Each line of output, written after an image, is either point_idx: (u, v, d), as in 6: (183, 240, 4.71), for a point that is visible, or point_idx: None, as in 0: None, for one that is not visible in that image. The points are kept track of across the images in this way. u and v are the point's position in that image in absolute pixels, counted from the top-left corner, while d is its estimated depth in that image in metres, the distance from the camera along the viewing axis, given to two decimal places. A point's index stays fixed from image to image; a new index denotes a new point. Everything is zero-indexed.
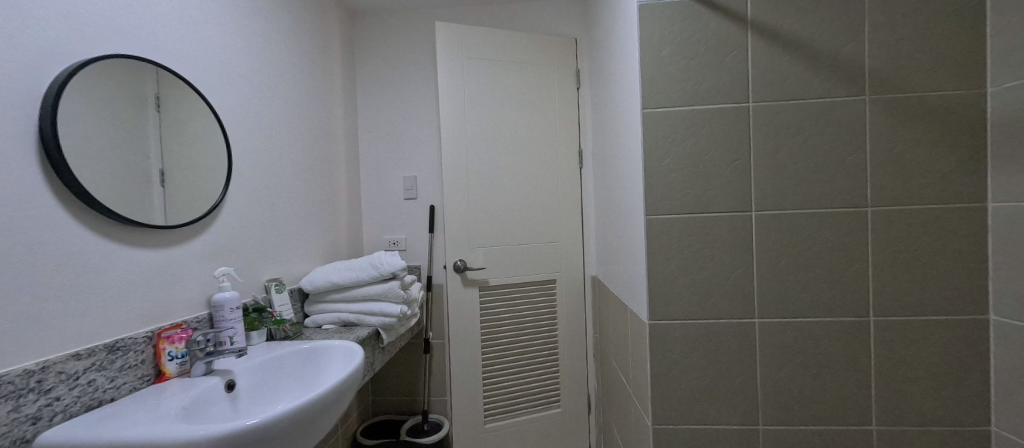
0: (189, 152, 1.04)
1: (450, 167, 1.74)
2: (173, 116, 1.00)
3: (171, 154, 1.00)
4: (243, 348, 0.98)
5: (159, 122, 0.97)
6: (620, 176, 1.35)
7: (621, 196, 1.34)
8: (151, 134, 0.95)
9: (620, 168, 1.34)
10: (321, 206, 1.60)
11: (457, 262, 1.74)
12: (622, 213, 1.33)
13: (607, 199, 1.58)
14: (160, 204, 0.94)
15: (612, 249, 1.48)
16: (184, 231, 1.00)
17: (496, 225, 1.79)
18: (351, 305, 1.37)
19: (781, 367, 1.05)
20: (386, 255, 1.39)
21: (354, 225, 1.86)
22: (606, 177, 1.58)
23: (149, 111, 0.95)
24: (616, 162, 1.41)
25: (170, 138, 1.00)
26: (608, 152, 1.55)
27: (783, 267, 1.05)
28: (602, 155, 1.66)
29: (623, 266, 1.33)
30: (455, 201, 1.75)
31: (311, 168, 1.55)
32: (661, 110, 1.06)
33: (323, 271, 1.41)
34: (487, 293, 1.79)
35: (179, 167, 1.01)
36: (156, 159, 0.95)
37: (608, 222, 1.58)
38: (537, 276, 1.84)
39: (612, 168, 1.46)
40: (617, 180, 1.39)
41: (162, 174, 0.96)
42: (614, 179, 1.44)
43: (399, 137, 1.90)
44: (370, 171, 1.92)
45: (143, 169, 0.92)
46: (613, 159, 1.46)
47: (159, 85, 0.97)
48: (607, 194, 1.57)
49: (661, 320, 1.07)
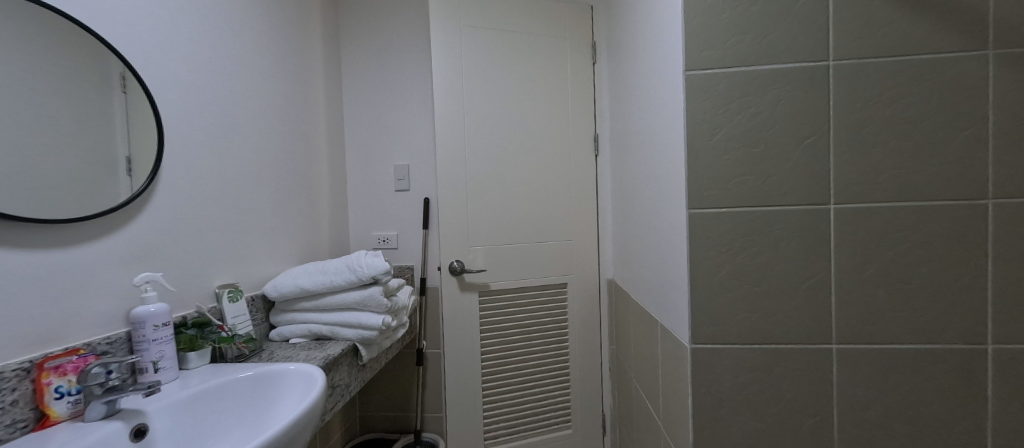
0: (95, 122, 0.81)
1: (445, 155, 1.51)
2: (64, 74, 0.77)
3: (65, 124, 0.76)
4: (158, 382, 0.73)
5: (38, 83, 0.73)
6: (642, 164, 1.11)
7: (642, 186, 1.11)
8: (26, 98, 0.71)
9: (642, 153, 1.11)
10: (297, 197, 1.38)
11: (453, 262, 1.52)
12: (644, 207, 1.10)
13: (628, 193, 1.33)
14: (42, 191, 0.71)
15: (634, 251, 1.26)
16: (82, 228, 0.77)
17: (499, 222, 1.56)
18: (325, 315, 1.14)
19: (865, 408, 0.81)
20: (366, 256, 1.17)
21: (340, 220, 1.65)
22: (627, 166, 1.33)
23: (22, 66, 0.71)
24: (636, 147, 1.17)
25: (62, 103, 0.76)
26: (628, 137, 1.30)
27: (871, 278, 0.79)
28: (621, 142, 1.41)
29: (646, 271, 1.11)
30: (452, 193, 1.52)
31: (286, 154, 1.33)
32: (710, 71, 0.81)
33: (293, 273, 1.18)
34: (488, 299, 1.56)
35: (78, 141, 0.78)
36: (35, 131, 0.72)
37: (628, 220, 1.33)
38: (545, 280, 1.61)
39: (633, 154, 1.22)
40: (639, 168, 1.15)
41: (46, 149, 0.73)
42: (635, 169, 1.20)
43: (389, 121, 1.68)
44: (356, 159, 1.70)
45: (12, 144, 0.69)
46: (633, 145, 1.23)
47: (37, 32, 0.73)
48: (628, 186, 1.33)
49: (706, 345, 0.83)
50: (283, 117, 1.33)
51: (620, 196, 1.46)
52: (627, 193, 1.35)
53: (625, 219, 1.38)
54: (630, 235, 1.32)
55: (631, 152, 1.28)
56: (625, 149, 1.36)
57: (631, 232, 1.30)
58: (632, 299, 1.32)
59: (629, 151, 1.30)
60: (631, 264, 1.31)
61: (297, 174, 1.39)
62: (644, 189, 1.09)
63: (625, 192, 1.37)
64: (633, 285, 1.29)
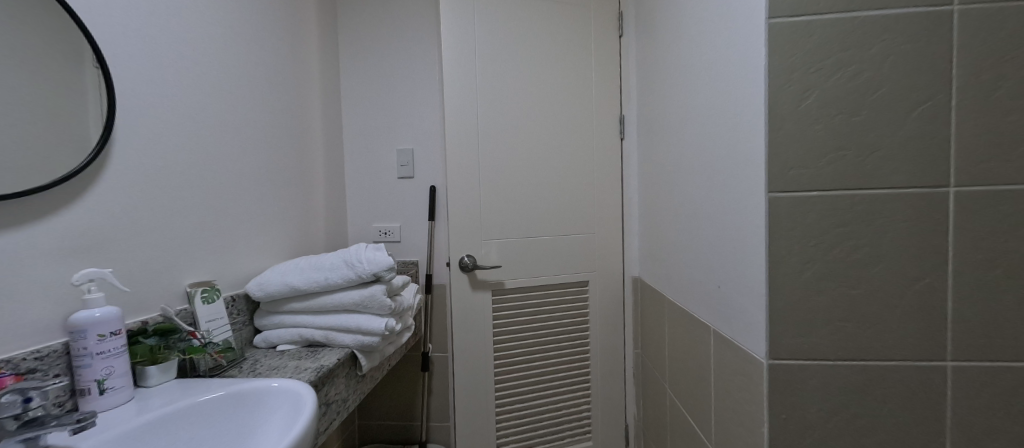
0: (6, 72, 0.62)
1: (454, 137, 1.35)
2: None
3: None
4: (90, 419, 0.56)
5: None
6: (687, 143, 0.96)
7: (688, 169, 0.95)
8: None
9: (688, 129, 0.94)
10: (290, 182, 1.22)
11: (464, 258, 1.36)
12: (691, 193, 0.94)
13: (663, 180, 1.17)
14: None
15: (672, 245, 1.10)
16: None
17: (514, 212, 1.39)
18: (319, 318, 0.98)
19: (987, 441, 0.65)
20: (366, 249, 1.01)
21: (337, 210, 1.50)
22: (662, 149, 1.17)
23: None
24: (679, 124, 1.01)
25: None
26: (664, 115, 1.14)
27: (1000, 280, 0.63)
28: (653, 123, 1.25)
29: (692, 267, 0.96)
30: (462, 180, 1.36)
31: (276, 132, 1.17)
32: (799, 20, 0.64)
33: (282, 268, 1.01)
34: (502, 298, 1.40)
35: None
36: None
37: (664, 211, 1.17)
38: (565, 278, 1.45)
39: (673, 133, 1.06)
40: (683, 149, 0.99)
41: None
42: (676, 150, 1.04)
43: (392, 101, 1.52)
44: (356, 143, 1.55)
45: None
46: (672, 123, 1.06)
47: None
48: (662, 172, 1.17)
49: (787, 362, 0.67)
50: (273, 91, 1.16)
51: (651, 184, 1.30)
52: (662, 180, 1.18)
53: (659, 210, 1.22)
54: (665, 228, 1.16)
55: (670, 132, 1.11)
56: (659, 130, 1.19)
57: (667, 223, 1.14)
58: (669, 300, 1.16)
59: (665, 131, 1.13)
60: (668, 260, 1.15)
61: (290, 157, 1.22)
62: (691, 171, 0.93)
63: (659, 179, 1.21)
64: (670, 284, 1.14)
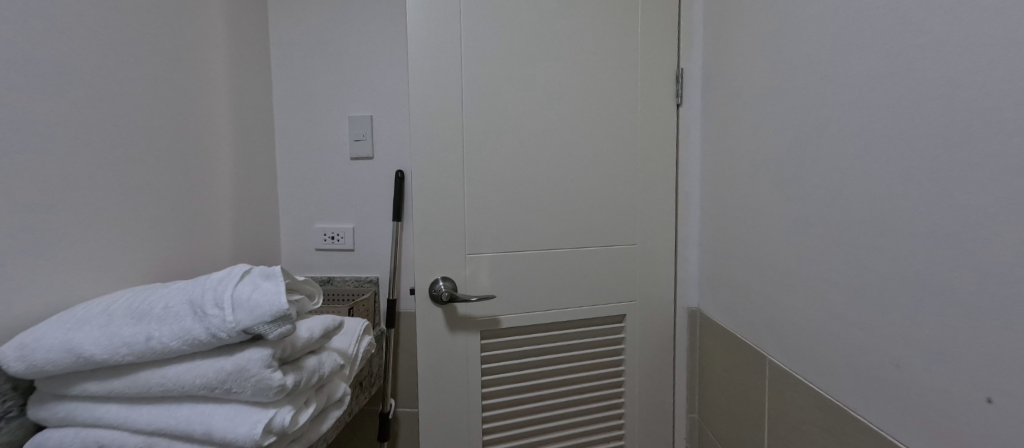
0: None
1: (424, 94, 0.87)
2: None
3: None
4: None
5: None
6: (930, 91, 0.48)
7: (942, 147, 0.47)
8: None
9: (942, 61, 0.47)
10: (153, 160, 0.75)
11: (438, 283, 0.88)
12: (954, 190, 0.46)
13: (786, 168, 0.70)
14: None
15: (824, 282, 0.63)
16: None
17: (517, 212, 0.92)
18: (136, 415, 0.51)
19: None
20: (236, 283, 0.53)
21: (258, 204, 1.02)
22: (792, 112, 0.69)
23: None
24: (876, 64, 0.54)
25: None
26: (798, 58, 0.67)
27: None
28: (759, 75, 0.77)
29: (929, 343, 0.49)
30: (438, 162, 0.88)
31: (128, 76, 0.70)
32: None
33: (79, 313, 0.53)
34: (497, 343, 0.93)
35: None
36: None
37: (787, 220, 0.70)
38: (591, 311, 0.97)
39: (844, 82, 0.59)
40: (896, 105, 0.51)
41: None
42: (858, 111, 0.56)
43: (343, 47, 1.05)
44: (291, 108, 1.07)
45: None
46: (843, 65, 0.59)
47: None
48: (791, 151, 0.69)
49: None
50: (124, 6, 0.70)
51: (744, 174, 0.82)
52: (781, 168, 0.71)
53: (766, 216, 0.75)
54: (792, 251, 0.69)
55: (814, 82, 0.64)
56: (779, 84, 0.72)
57: (802, 241, 0.67)
58: (790, 371, 0.70)
59: (804, 81, 0.66)
60: (796, 304, 0.68)
61: (157, 119, 0.75)
62: (965, 147, 0.45)
63: (773, 167, 0.73)
64: (802, 346, 0.67)
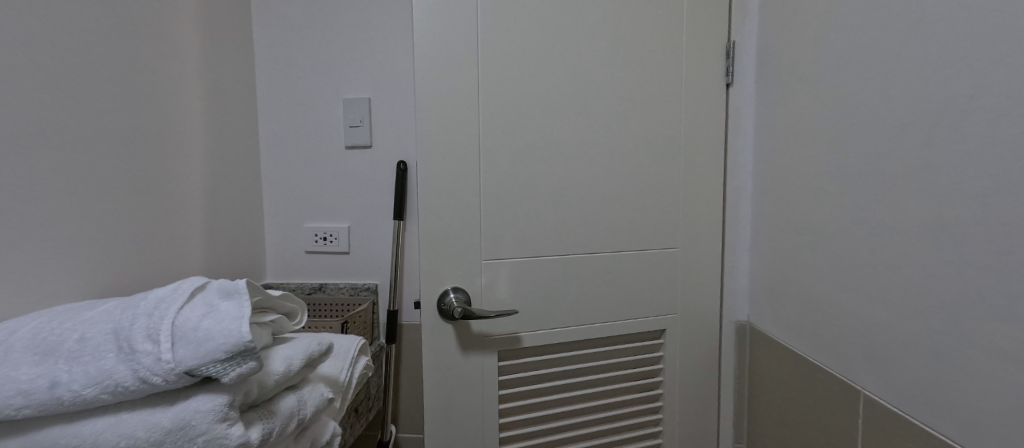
0: None
1: (432, 69, 0.73)
2: None
3: None
4: None
5: None
6: None
7: None
8: None
9: None
10: (97, 145, 0.60)
11: (447, 296, 0.74)
12: None
13: (902, 154, 0.55)
14: None
15: (972, 306, 0.48)
16: None
17: (540, 209, 0.77)
18: None
19: None
20: (178, 309, 0.39)
21: (237, 199, 0.88)
22: (908, 82, 0.54)
23: None
24: None
25: None
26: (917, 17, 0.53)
27: None
28: (847, 42, 0.62)
29: None
30: (449, 150, 0.74)
31: (59, 39, 0.56)
32: None
33: None
34: (516, 365, 0.78)
35: None
36: None
37: (899, 222, 0.55)
38: (626, 326, 0.83)
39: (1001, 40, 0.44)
40: None
41: None
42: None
43: (338, 19, 0.91)
44: (278, 89, 0.93)
45: None
46: (1013, 12, 0.44)
47: None
48: (902, 133, 0.54)
49: None
50: None
51: (825, 165, 0.67)
52: (895, 157, 0.55)
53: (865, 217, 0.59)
54: (914, 261, 0.54)
55: (945, 44, 0.50)
56: (887, 47, 0.56)
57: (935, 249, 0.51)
58: (907, 416, 0.55)
59: (926, 44, 0.52)
60: (920, 330, 0.53)
61: (100, 94, 0.61)
62: None
63: (881, 153, 0.57)
64: (928, 385, 0.53)
